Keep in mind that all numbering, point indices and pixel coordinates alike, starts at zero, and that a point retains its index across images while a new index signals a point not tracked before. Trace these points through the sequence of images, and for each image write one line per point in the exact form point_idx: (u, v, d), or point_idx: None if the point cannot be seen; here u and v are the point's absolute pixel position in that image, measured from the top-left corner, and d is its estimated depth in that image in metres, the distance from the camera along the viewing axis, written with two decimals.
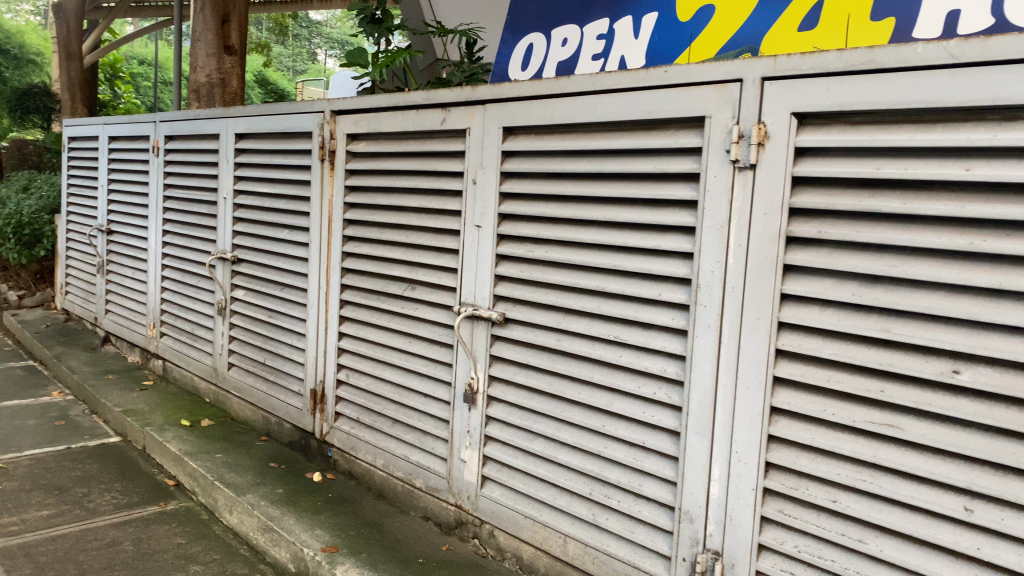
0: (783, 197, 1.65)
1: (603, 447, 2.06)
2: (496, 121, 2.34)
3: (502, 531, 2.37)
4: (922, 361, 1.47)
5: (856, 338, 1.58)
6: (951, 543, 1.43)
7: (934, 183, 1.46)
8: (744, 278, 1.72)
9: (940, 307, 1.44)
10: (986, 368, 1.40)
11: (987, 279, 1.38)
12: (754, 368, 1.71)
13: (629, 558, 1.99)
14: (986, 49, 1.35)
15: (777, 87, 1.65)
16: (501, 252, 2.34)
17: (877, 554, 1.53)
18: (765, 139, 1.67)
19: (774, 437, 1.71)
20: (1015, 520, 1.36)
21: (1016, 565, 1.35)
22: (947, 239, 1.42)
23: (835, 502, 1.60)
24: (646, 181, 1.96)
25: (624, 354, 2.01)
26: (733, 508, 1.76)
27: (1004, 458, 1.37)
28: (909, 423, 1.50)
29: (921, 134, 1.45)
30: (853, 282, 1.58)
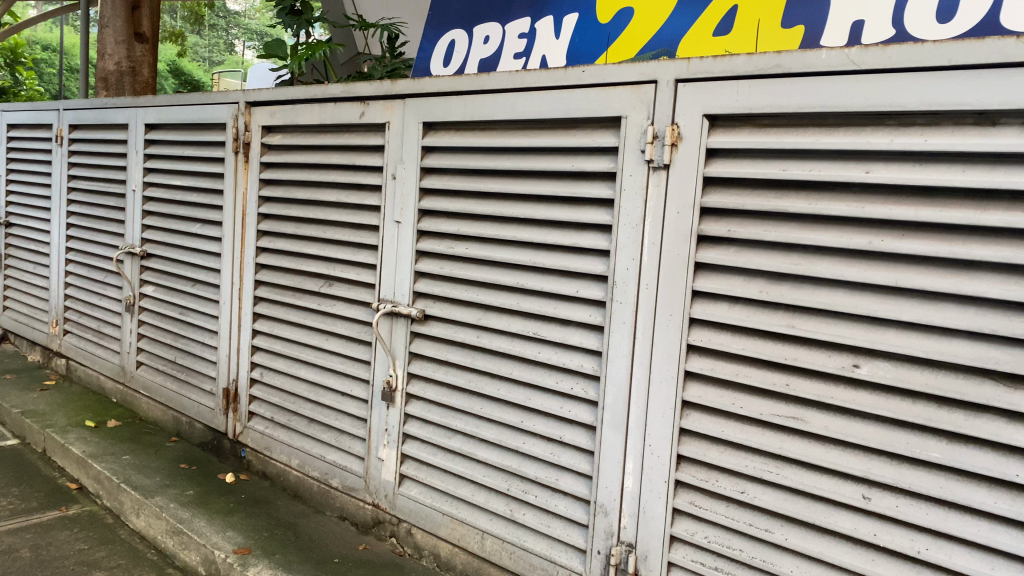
0: (695, 196, 1.69)
1: (520, 443, 2.07)
2: (415, 116, 2.32)
3: (420, 529, 2.36)
4: (825, 356, 1.53)
5: (764, 333, 1.63)
6: (850, 530, 1.49)
7: (837, 184, 1.52)
8: (658, 275, 1.75)
9: (841, 304, 1.50)
10: (883, 362, 1.46)
11: (884, 277, 1.44)
12: (667, 363, 1.75)
13: (546, 552, 2.01)
14: (886, 57, 1.41)
15: (690, 89, 1.69)
16: (420, 249, 2.33)
17: (782, 543, 1.58)
18: (678, 140, 1.71)
19: (685, 431, 1.75)
20: (909, 507, 1.43)
21: (909, 550, 1.42)
22: (848, 239, 1.48)
23: (743, 492, 1.65)
24: (564, 179, 1.98)
25: (543, 351, 2.02)
26: (646, 501, 1.79)
27: (900, 447, 1.43)
28: (812, 416, 1.55)
29: (825, 137, 1.51)
30: (761, 279, 1.64)
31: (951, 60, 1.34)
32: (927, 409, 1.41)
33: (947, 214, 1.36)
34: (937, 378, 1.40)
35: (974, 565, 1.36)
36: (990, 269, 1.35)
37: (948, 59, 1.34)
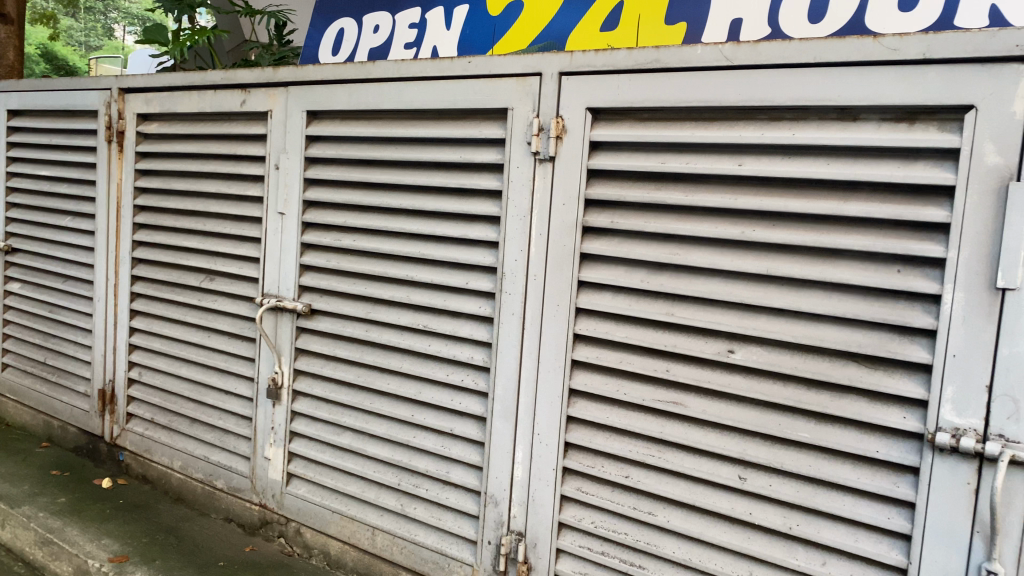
0: (580, 187, 1.71)
1: (411, 437, 2.06)
2: (299, 105, 2.26)
3: (309, 528, 2.31)
4: (702, 342, 1.58)
5: (647, 322, 1.67)
6: (727, 509, 1.55)
7: (713, 177, 1.57)
8: (545, 265, 1.77)
9: (718, 292, 1.55)
10: (757, 347, 1.52)
11: (757, 266, 1.50)
12: (555, 353, 1.76)
13: (437, 545, 2.01)
14: (756, 54, 1.46)
15: (574, 82, 1.71)
16: (305, 242, 2.27)
17: (665, 525, 1.63)
18: (563, 133, 1.72)
19: (573, 419, 1.77)
20: (781, 485, 1.49)
21: (782, 526, 1.48)
22: (722, 229, 1.53)
23: (627, 477, 1.69)
24: (452, 170, 1.97)
25: (433, 343, 2.01)
26: (535, 489, 1.81)
27: (772, 428, 1.49)
28: (691, 400, 1.60)
29: (700, 131, 1.56)
30: (642, 269, 1.67)
31: (816, 57, 1.40)
32: (796, 392, 1.47)
33: (813, 205, 1.43)
34: (805, 362, 1.46)
35: (840, 538, 1.43)
36: (852, 257, 1.42)
37: (813, 57, 1.40)
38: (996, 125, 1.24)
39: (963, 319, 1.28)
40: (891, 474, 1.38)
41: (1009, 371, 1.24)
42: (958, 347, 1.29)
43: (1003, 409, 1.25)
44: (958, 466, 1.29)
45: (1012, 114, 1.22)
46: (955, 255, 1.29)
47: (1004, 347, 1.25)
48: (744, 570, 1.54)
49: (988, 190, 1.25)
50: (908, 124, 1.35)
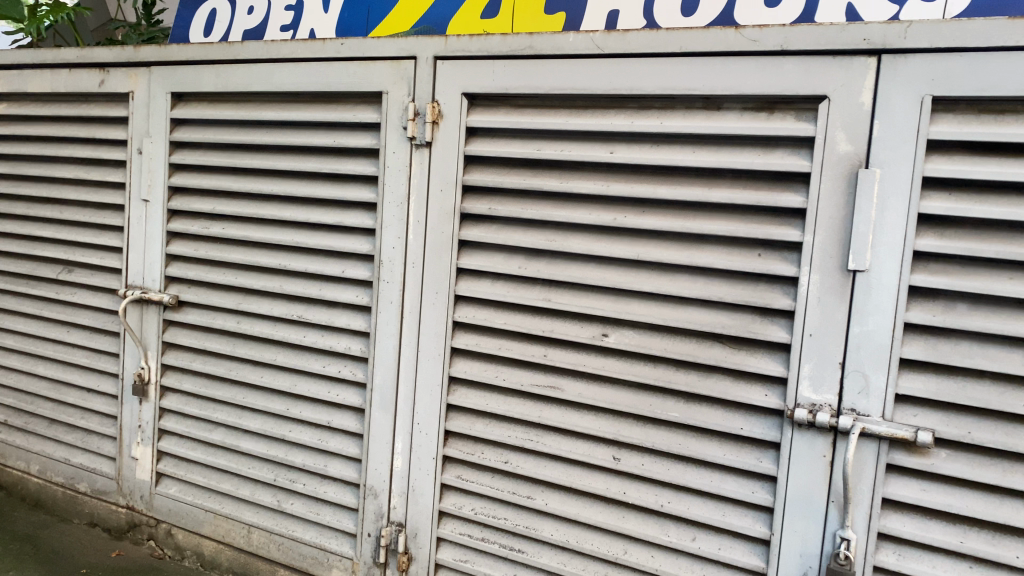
0: (457, 173, 1.69)
1: (287, 431, 2.00)
2: (163, 86, 2.15)
3: (180, 529, 2.21)
4: (578, 327, 1.60)
5: (524, 308, 1.68)
6: (602, 489, 1.58)
7: (586, 163, 1.58)
8: (423, 253, 1.74)
9: (592, 277, 1.57)
10: (630, 331, 1.55)
11: (628, 251, 1.53)
12: (433, 341, 1.74)
13: (316, 540, 1.96)
14: (626, 43, 1.49)
15: (449, 67, 1.69)
16: (172, 230, 2.16)
17: (543, 508, 1.64)
18: (438, 118, 1.70)
19: (452, 407, 1.76)
20: (653, 465, 1.53)
21: (654, 504, 1.52)
22: (596, 216, 1.55)
23: (506, 462, 1.69)
24: (326, 155, 1.92)
25: (308, 334, 1.95)
26: (415, 479, 1.79)
27: (644, 409, 1.53)
28: (567, 384, 1.62)
29: (573, 118, 1.57)
30: (520, 256, 1.68)
31: (682, 47, 1.43)
32: (667, 373, 1.51)
33: (680, 191, 1.46)
34: (675, 343, 1.50)
35: (708, 513, 1.48)
36: (717, 241, 1.46)
37: (680, 47, 1.43)
38: (847, 115, 1.30)
39: (818, 300, 1.34)
40: (755, 450, 1.44)
41: (859, 348, 1.31)
42: (815, 326, 1.35)
43: (855, 384, 1.32)
44: (815, 440, 1.36)
45: (861, 105, 1.29)
46: (811, 238, 1.35)
47: (855, 327, 1.32)
48: (619, 549, 1.57)
49: (840, 177, 1.31)
50: (769, 113, 1.40)
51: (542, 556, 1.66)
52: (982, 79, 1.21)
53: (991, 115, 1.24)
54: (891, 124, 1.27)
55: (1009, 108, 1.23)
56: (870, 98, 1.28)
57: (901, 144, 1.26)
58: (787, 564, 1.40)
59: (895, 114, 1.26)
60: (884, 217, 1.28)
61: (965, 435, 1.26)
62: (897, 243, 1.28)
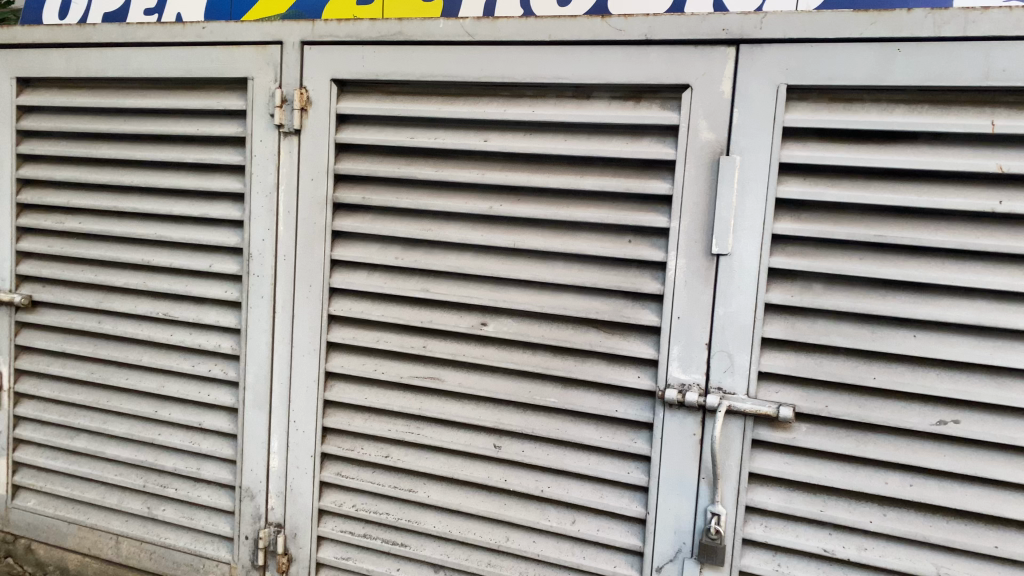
0: (328, 162, 1.65)
1: (156, 435, 1.90)
2: (7, 70, 1.99)
3: (41, 544, 2.06)
4: (456, 317, 1.59)
5: (401, 299, 1.66)
6: (483, 478, 1.57)
7: (460, 152, 1.57)
8: (294, 245, 1.69)
9: (470, 266, 1.56)
10: (508, 319, 1.55)
11: (503, 240, 1.53)
12: (308, 336, 1.69)
13: (190, 547, 1.88)
14: (496, 30, 1.48)
15: (317, 52, 1.63)
16: (22, 226, 2.02)
17: (425, 500, 1.63)
18: (307, 105, 1.64)
19: (330, 403, 1.71)
20: (533, 451, 1.54)
21: (534, 490, 1.53)
22: (471, 205, 1.54)
23: (386, 456, 1.67)
24: (189, 144, 1.83)
25: (175, 333, 1.86)
26: (293, 478, 1.73)
27: (523, 396, 1.53)
28: (447, 374, 1.61)
29: (446, 106, 1.56)
30: (395, 246, 1.65)
31: (551, 35, 1.43)
32: (544, 359, 1.52)
33: (553, 179, 1.47)
34: (552, 330, 1.51)
35: (587, 495, 1.50)
36: (590, 228, 1.48)
37: (548, 35, 1.44)
38: (709, 104, 1.34)
39: (685, 283, 1.38)
40: (629, 431, 1.47)
41: (724, 329, 1.36)
42: (682, 309, 1.39)
43: (720, 364, 1.37)
44: (685, 419, 1.40)
45: (721, 94, 1.33)
46: (676, 224, 1.38)
47: (720, 309, 1.36)
48: (502, 537, 1.57)
49: (703, 164, 1.35)
50: (635, 102, 1.42)
51: (425, 548, 1.64)
52: (831, 69, 1.26)
53: (840, 103, 1.30)
54: (749, 112, 1.31)
55: (857, 97, 1.29)
56: (729, 87, 1.32)
57: (759, 132, 1.31)
58: (663, 541, 1.44)
59: (752, 102, 1.31)
60: (744, 202, 1.33)
61: (823, 409, 1.33)
62: (756, 227, 1.33)
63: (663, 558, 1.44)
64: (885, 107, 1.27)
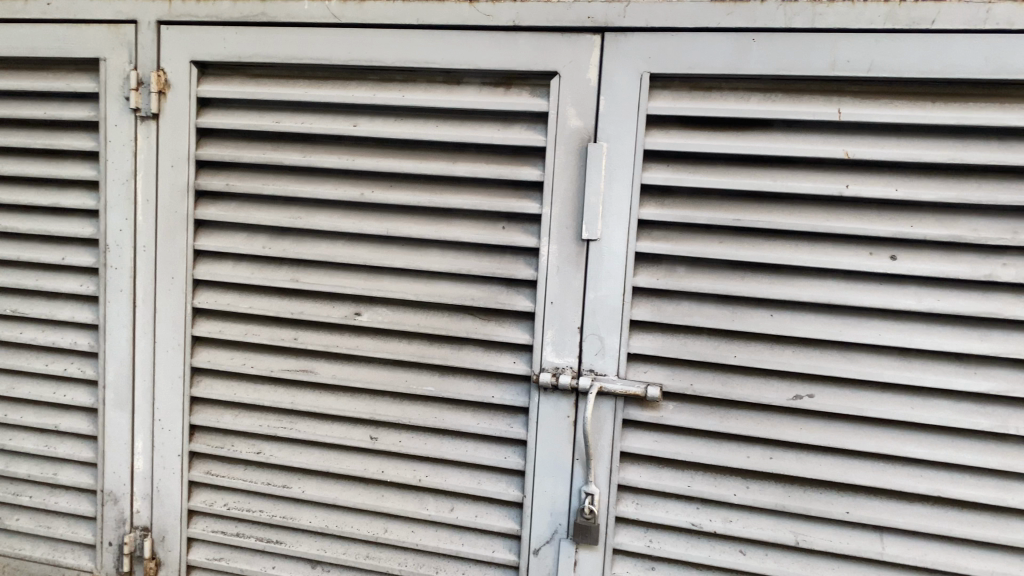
0: (189, 148, 1.57)
1: (7, 440, 1.77)
2: None
3: None
4: (328, 307, 1.55)
5: (271, 290, 1.60)
6: (359, 470, 1.55)
7: (329, 137, 1.53)
8: (154, 235, 1.61)
9: (341, 255, 1.53)
10: (381, 309, 1.53)
11: (375, 227, 1.50)
12: (172, 330, 1.62)
13: (47, 557, 1.76)
14: (363, 12, 1.44)
15: (174, 32, 1.55)
16: None
17: (300, 495, 1.59)
18: (165, 88, 1.56)
19: (197, 400, 1.65)
20: (410, 440, 1.52)
21: (412, 479, 1.52)
22: (342, 191, 1.51)
23: (259, 453, 1.62)
24: (38, 128, 1.71)
25: (27, 330, 1.74)
26: (159, 479, 1.66)
27: (398, 386, 1.51)
28: (320, 366, 1.57)
29: (313, 90, 1.51)
30: (263, 235, 1.60)
31: (419, 19, 1.42)
32: (419, 347, 1.51)
33: (424, 166, 1.45)
34: (427, 318, 1.50)
35: (464, 482, 1.50)
36: (463, 215, 1.48)
37: (416, 18, 1.42)
38: (576, 91, 1.35)
39: (557, 269, 1.39)
40: (505, 417, 1.48)
41: (595, 312, 1.39)
42: (555, 294, 1.40)
43: (591, 347, 1.39)
44: (559, 403, 1.41)
45: (588, 82, 1.35)
46: (548, 210, 1.39)
47: (590, 293, 1.38)
48: (380, 528, 1.55)
49: (572, 150, 1.37)
50: (505, 88, 1.42)
51: (301, 544, 1.60)
52: (691, 58, 1.30)
53: (700, 92, 1.34)
54: (615, 100, 1.34)
55: (715, 86, 1.33)
56: (595, 75, 1.34)
57: (624, 119, 1.34)
58: (539, 524, 1.45)
59: (617, 90, 1.33)
60: (611, 188, 1.35)
61: (688, 387, 1.37)
62: (623, 212, 1.35)
63: (540, 540, 1.45)
64: (742, 95, 1.31)
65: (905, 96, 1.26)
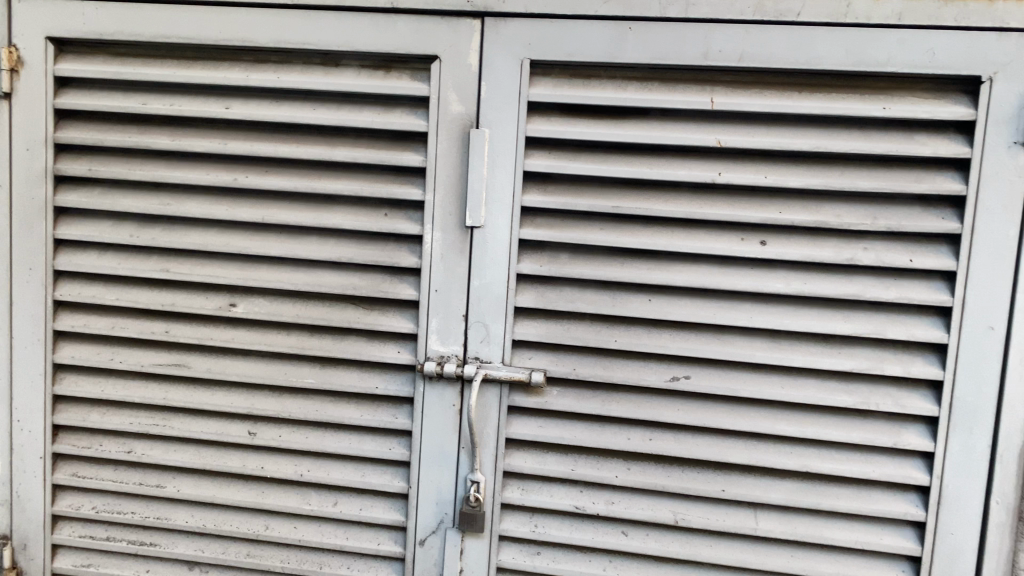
0: (47, 131, 1.48)
1: None
2: None
3: None
4: (202, 298, 1.49)
5: (140, 281, 1.52)
6: (238, 467, 1.50)
7: (200, 121, 1.46)
8: (9, 223, 1.50)
9: (215, 243, 1.46)
10: (258, 299, 1.48)
11: (251, 215, 1.44)
12: (30, 325, 1.51)
13: None
14: None
15: (27, 5, 1.45)
16: None
17: (175, 495, 1.52)
18: (17, 65, 1.46)
19: (60, 398, 1.55)
20: (291, 434, 1.48)
21: (293, 474, 1.47)
22: (215, 177, 1.45)
23: (129, 452, 1.54)
24: None
25: None
26: (19, 484, 1.55)
27: (278, 378, 1.47)
28: (194, 360, 1.51)
29: (182, 71, 1.44)
30: (130, 223, 1.51)
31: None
32: (300, 339, 1.46)
33: (302, 151, 1.41)
34: (307, 308, 1.46)
35: (348, 475, 1.47)
36: (343, 202, 1.44)
37: None
38: (457, 76, 1.34)
39: (441, 256, 1.38)
40: (390, 407, 1.46)
41: (479, 300, 1.38)
42: (439, 282, 1.39)
43: (476, 334, 1.39)
44: (444, 391, 1.40)
45: (469, 67, 1.33)
46: (431, 197, 1.37)
47: (474, 280, 1.37)
48: (260, 526, 1.50)
49: (453, 136, 1.35)
50: (385, 72, 1.39)
51: (177, 545, 1.53)
52: (569, 45, 1.31)
53: (580, 79, 1.34)
54: (496, 86, 1.33)
55: (594, 74, 1.34)
56: (476, 60, 1.33)
57: (506, 105, 1.33)
58: (424, 514, 1.44)
59: (498, 76, 1.32)
60: (494, 174, 1.34)
61: (571, 372, 1.38)
62: (507, 199, 1.35)
63: (425, 530, 1.44)
64: (619, 84, 1.33)
65: (775, 86, 1.30)
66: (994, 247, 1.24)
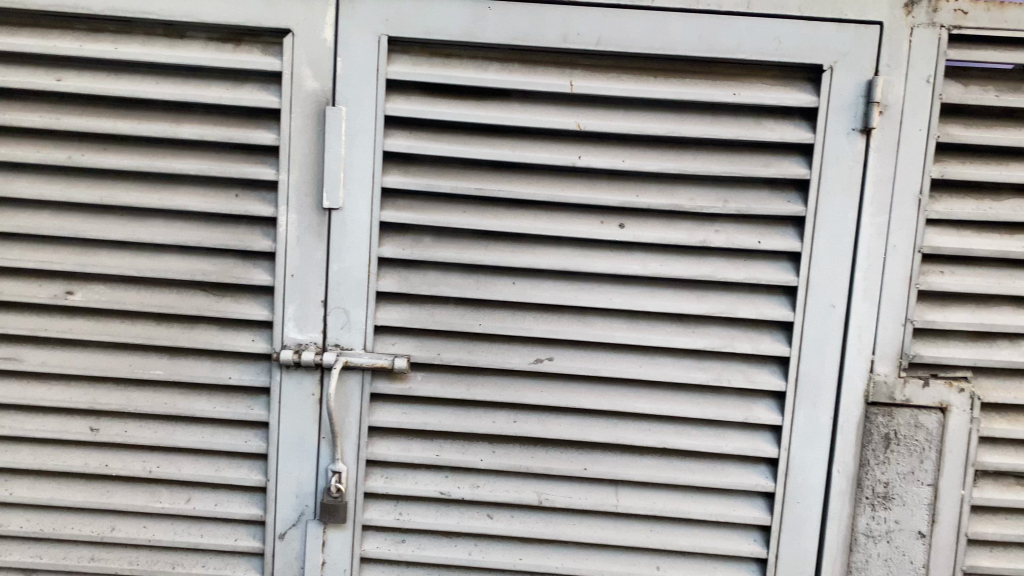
0: None
1: None
2: None
3: None
4: (34, 285, 1.38)
5: None
6: (79, 466, 1.40)
7: (28, 93, 1.35)
8: None
9: (48, 226, 1.35)
10: (99, 286, 1.38)
11: (88, 195, 1.34)
12: None
13: None
14: None
15: None
16: None
17: (7, 499, 1.41)
18: None
19: None
20: (138, 429, 1.39)
21: (140, 472, 1.39)
22: (46, 154, 1.34)
23: None
24: None
25: None
26: None
27: (121, 371, 1.38)
28: (28, 353, 1.39)
29: (6, 38, 1.32)
30: None
31: None
32: (145, 328, 1.38)
33: (144, 127, 1.32)
34: (153, 295, 1.37)
35: (201, 470, 1.40)
36: (191, 182, 1.36)
37: None
38: (312, 51, 1.28)
39: (297, 240, 1.32)
40: (245, 398, 1.39)
41: (339, 284, 1.33)
42: (295, 267, 1.33)
43: (336, 320, 1.34)
44: (303, 380, 1.35)
45: (324, 42, 1.28)
46: (285, 177, 1.32)
47: (333, 264, 1.33)
48: (105, 527, 1.41)
49: (309, 114, 1.30)
50: (234, 45, 1.32)
51: (10, 553, 1.43)
52: (428, 23, 1.28)
53: (440, 58, 1.31)
54: (353, 62, 1.28)
55: (455, 53, 1.31)
56: (331, 35, 1.28)
57: (363, 83, 1.28)
58: (284, 507, 1.39)
59: (355, 52, 1.28)
60: (352, 154, 1.30)
61: (435, 357, 1.36)
62: (366, 180, 1.31)
63: (285, 523, 1.39)
64: (480, 64, 1.31)
65: (633, 71, 1.31)
66: (834, 228, 1.30)
